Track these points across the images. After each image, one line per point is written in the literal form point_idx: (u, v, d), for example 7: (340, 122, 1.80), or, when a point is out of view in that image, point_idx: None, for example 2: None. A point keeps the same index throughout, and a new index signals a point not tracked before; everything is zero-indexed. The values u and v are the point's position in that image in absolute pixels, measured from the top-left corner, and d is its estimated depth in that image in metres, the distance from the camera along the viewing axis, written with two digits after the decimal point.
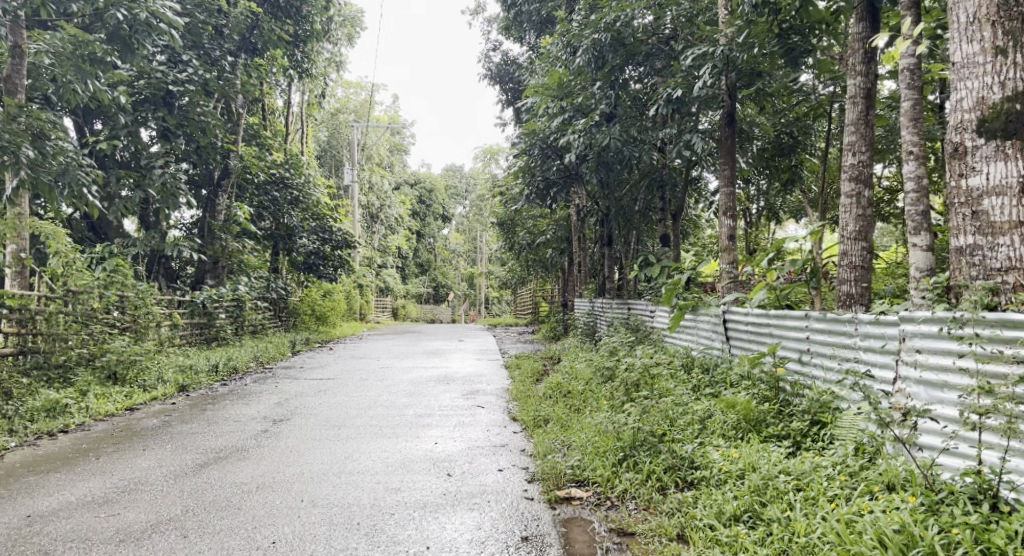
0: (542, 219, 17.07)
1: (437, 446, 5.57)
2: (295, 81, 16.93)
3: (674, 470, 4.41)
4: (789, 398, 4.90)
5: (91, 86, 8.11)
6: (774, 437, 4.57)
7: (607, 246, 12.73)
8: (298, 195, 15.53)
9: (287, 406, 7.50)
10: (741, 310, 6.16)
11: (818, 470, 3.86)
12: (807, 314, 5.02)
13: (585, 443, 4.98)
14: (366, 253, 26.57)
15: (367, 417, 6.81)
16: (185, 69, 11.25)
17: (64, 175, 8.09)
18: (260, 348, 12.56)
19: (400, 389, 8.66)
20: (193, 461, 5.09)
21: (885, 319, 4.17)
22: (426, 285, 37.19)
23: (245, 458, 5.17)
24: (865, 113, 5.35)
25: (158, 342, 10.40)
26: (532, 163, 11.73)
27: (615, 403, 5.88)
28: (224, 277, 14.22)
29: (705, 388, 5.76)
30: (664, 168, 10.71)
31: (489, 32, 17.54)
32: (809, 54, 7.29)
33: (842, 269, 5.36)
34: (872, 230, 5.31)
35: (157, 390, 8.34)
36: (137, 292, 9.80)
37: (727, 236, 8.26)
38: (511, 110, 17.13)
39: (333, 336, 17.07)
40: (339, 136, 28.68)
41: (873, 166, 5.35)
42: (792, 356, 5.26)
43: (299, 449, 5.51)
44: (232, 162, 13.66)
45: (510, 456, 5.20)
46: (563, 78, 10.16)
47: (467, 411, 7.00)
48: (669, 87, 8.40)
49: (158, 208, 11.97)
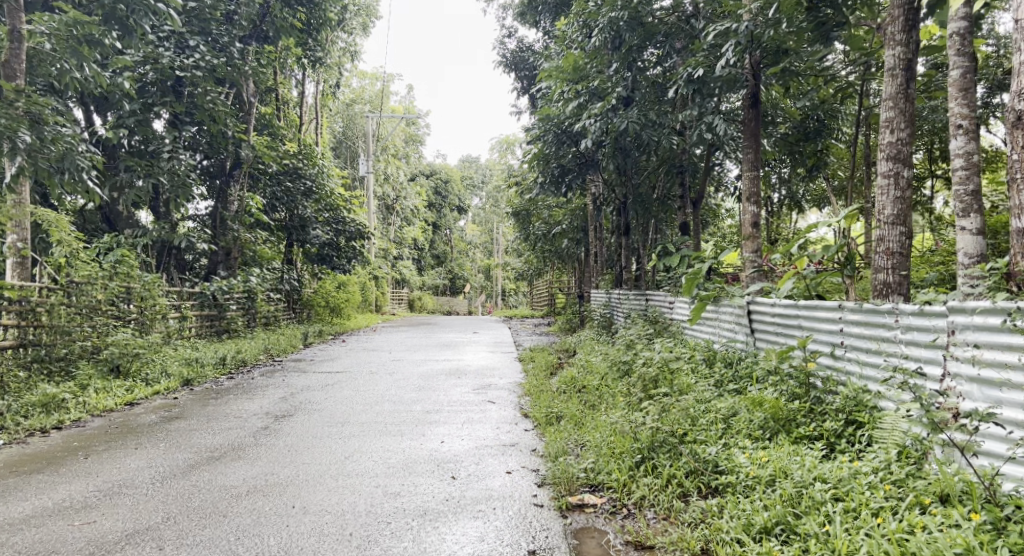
0: (558, 209, 16.69)
1: (443, 445, 5.26)
2: (308, 70, 16.64)
3: (697, 474, 4.07)
4: (822, 396, 4.52)
5: (90, 70, 7.79)
6: (805, 439, 4.21)
7: (625, 235, 12.33)
8: (310, 186, 15.29)
9: (291, 401, 7.22)
10: (766, 301, 5.77)
11: (857, 477, 3.50)
12: (840, 305, 4.64)
13: (600, 443, 4.64)
14: (382, 244, 26.34)
15: (372, 413, 6.52)
16: (192, 54, 10.95)
17: (64, 162, 7.84)
18: (271, 340, 12.33)
19: (410, 383, 8.35)
20: (184, 461, 4.82)
21: (932, 310, 3.78)
22: (443, 278, 36.90)
23: (239, 459, 4.89)
24: (905, 86, 4.93)
25: (165, 335, 10.17)
26: (547, 150, 11.36)
27: (633, 400, 5.53)
28: (236, 268, 14.03)
29: (728, 383, 5.40)
30: (684, 153, 10.29)
31: (504, 18, 17.13)
32: (841, 29, 6.86)
33: (877, 256, 4.96)
34: (911, 213, 4.90)
35: (160, 384, 8.09)
36: (143, 284, 9.56)
37: (751, 224, 7.88)
38: (527, 97, 16.74)
39: (346, 328, 16.83)
40: (354, 127, 28.40)
41: (913, 143, 4.91)
42: (824, 350, 4.87)
43: (298, 448, 5.21)
44: (243, 151, 13.21)
45: (520, 457, 4.88)
46: (579, 60, 9.75)
47: (477, 407, 6.69)
48: (689, 67, 8.00)
49: (167, 198, 11.77)
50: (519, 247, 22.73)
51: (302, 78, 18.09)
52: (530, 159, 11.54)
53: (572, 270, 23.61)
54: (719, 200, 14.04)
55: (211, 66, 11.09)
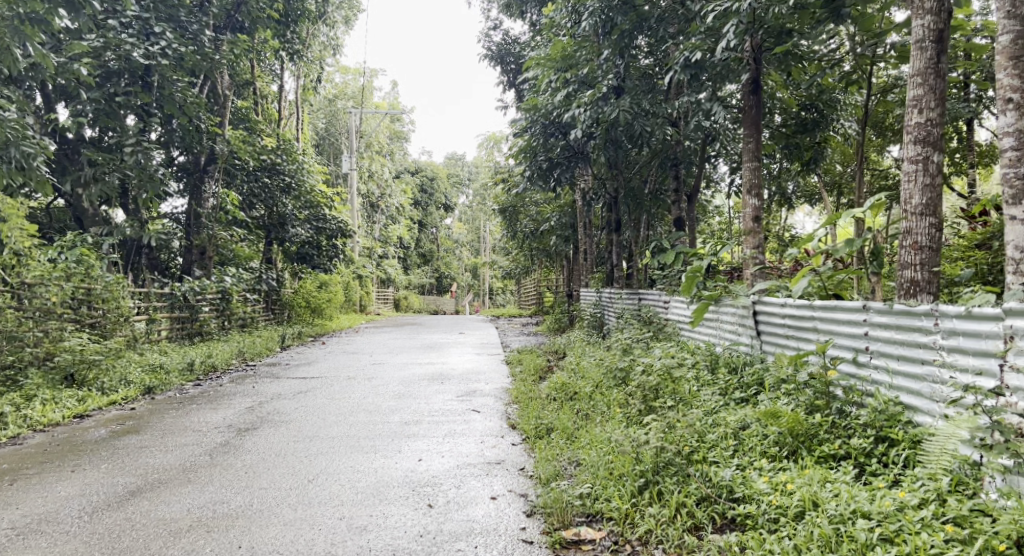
0: (547, 205, 16.16)
1: (420, 464, 4.71)
2: (287, 64, 16.01)
3: (710, 503, 3.58)
4: (845, 409, 4.01)
5: (32, 51, 7.04)
6: (831, 459, 3.72)
7: (616, 231, 11.79)
8: (289, 182, 14.66)
9: (257, 412, 6.63)
10: (776, 301, 5.25)
11: (905, 513, 3.03)
12: (865, 306, 4.12)
13: (596, 463, 4.12)
14: (365, 242, 25.72)
15: (345, 425, 5.96)
16: (157, 41, 10.11)
17: (9, 150, 7.22)
18: (246, 343, 11.69)
19: (389, 390, 7.77)
20: (126, 486, 4.27)
21: (983, 312, 3.30)
22: (429, 277, 36.32)
23: (188, 483, 4.35)
24: (935, 60, 4.41)
25: (130, 339, 9.49)
26: (534, 142, 10.80)
27: (630, 414, 5.01)
28: (211, 267, 13.31)
29: (735, 392, 4.88)
30: (679, 145, 9.76)
31: (489, 10, 16.56)
32: (853, 4, 6.56)
33: (903, 251, 4.46)
34: (942, 202, 4.40)
35: (117, 393, 7.44)
36: (105, 284, 8.93)
37: (751, 217, 7.39)
38: (514, 91, 16.18)
39: (328, 329, 16.18)
40: (337, 123, 27.62)
41: (944, 124, 4.41)
42: (845, 356, 4.34)
43: (258, 468, 4.66)
44: (218, 146, 12.57)
45: (506, 478, 4.35)
46: (567, 47, 9.24)
47: (460, 418, 6.13)
48: (685, 50, 7.45)
49: (136, 194, 11.11)
50: (507, 245, 22.20)
51: (279, 72, 17.43)
52: (516, 152, 10.97)
53: (559, 269, 23.14)
54: (712, 196, 13.56)
55: (179, 54, 10.25)
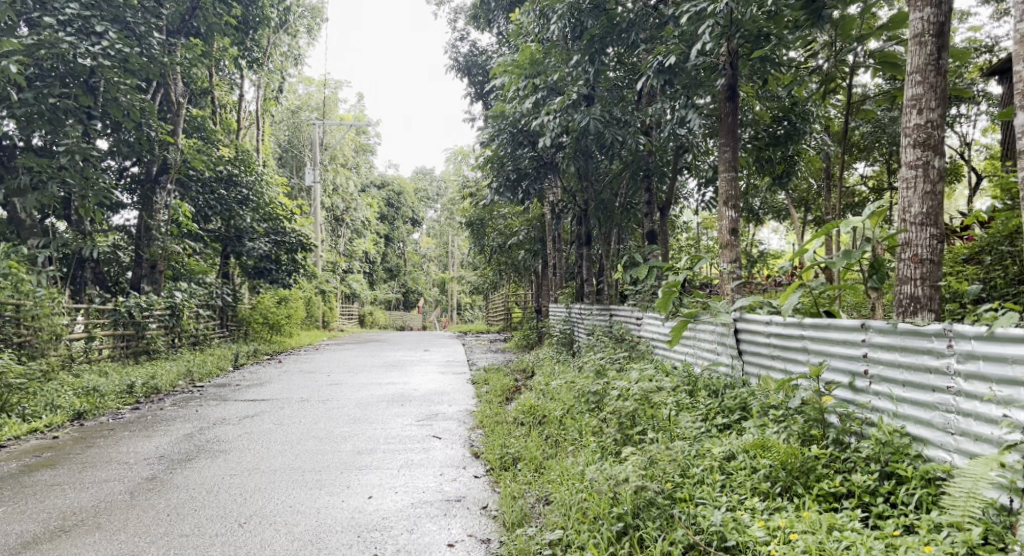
0: (515, 218, 15.74)
1: (370, 503, 4.17)
2: (246, 72, 15.38)
3: (698, 552, 3.14)
4: (844, 440, 3.59)
5: None
6: (831, 497, 3.31)
7: (586, 245, 11.37)
8: (247, 194, 14.01)
9: (195, 440, 6.01)
10: (760, 319, 4.83)
11: None
12: (863, 325, 3.70)
13: (569, 504, 3.66)
14: (329, 256, 24.99)
15: (290, 455, 5.40)
16: (98, 41, 9.31)
17: None
18: (196, 362, 10.95)
19: (343, 413, 7.19)
20: (22, 538, 3.68)
21: (1012, 332, 2.94)
22: (394, 292, 35.68)
23: (99, 529, 3.78)
24: (936, 56, 4.07)
25: (65, 359, 8.75)
26: (501, 152, 10.35)
27: (605, 444, 4.54)
28: (161, 282, 12.32)
29: (718, 419, 4.44)
30: (652, 155, 9.40)
31: (456, 20, 16.15)
32: (835, 7, 6.19)
33: (902, 264, 4.08)
34: (942, 211, 4.04)
35: (41, 419, 6.73)
36: (36, 301, 8.20)
37: (728, 229, 7.03)
38: (482, 104, 15.78)
39: (287, 346, 15.47)
40: (300, 134, 26.86)
41: (945, 126, 4.06)
42: (840, 380, 3.91)
43: (183, 509, 4.09)
44: (170, 154, 11.86)
45: (466, 519, 3.84)
46: (536, 53, 8.71)
47: (418, 445, 5.61)
48: (658, 55, 7.03)
49: (78, 205, 10.33)
50: (475, 261, 21.74)
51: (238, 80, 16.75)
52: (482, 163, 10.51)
53: (528, 285, 22.76)
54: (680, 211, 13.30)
55: (122, 55, 9.46)
